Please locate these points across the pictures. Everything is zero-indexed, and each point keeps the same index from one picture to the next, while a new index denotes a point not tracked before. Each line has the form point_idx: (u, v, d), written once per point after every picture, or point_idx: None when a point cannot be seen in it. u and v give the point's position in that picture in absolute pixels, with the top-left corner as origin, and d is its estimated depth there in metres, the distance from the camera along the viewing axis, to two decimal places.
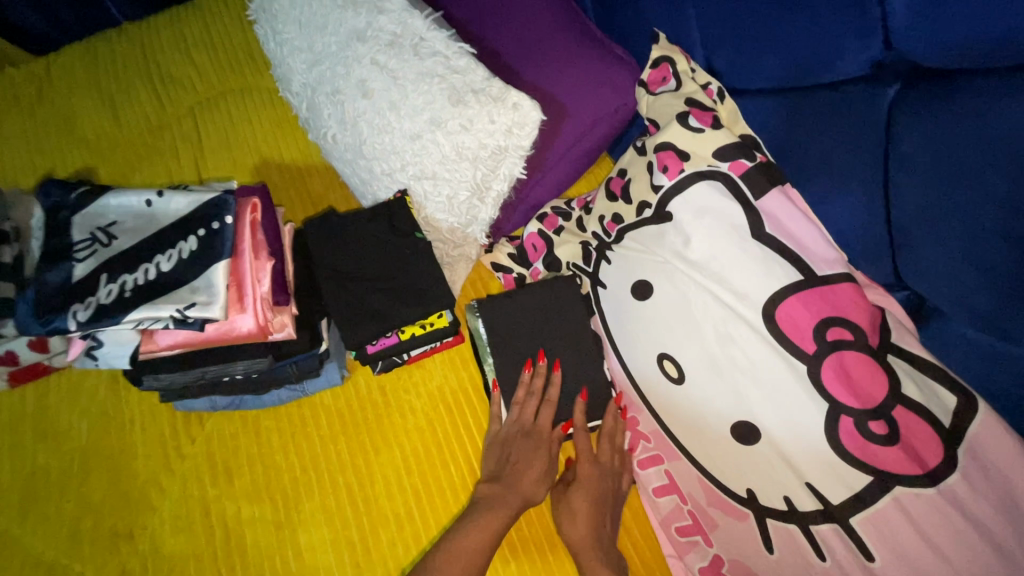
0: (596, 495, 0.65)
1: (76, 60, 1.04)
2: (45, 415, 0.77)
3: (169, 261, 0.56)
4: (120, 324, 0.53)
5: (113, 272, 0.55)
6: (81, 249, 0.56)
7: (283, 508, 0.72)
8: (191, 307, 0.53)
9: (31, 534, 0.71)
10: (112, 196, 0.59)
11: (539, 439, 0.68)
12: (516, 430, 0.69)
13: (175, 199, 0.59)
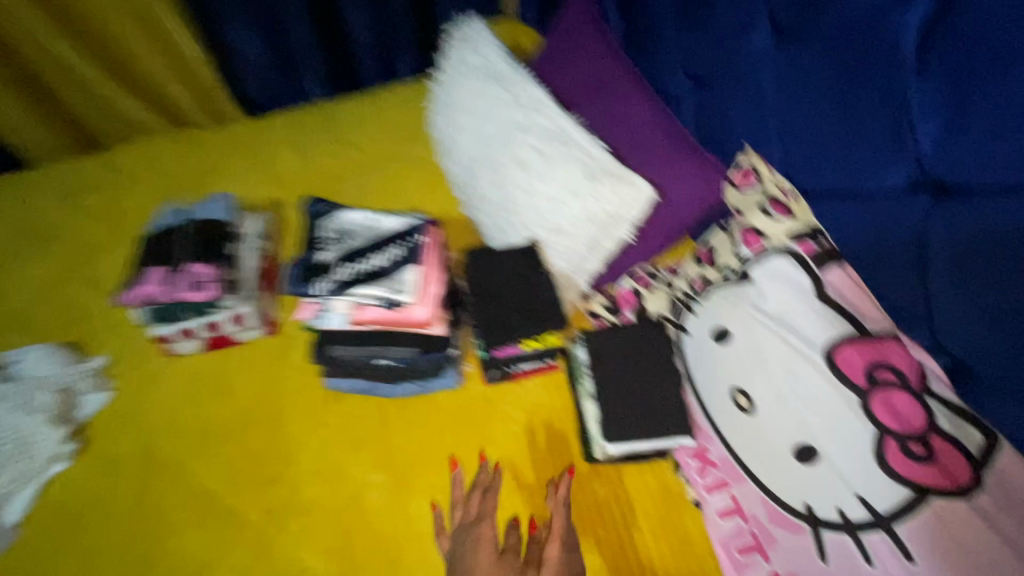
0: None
1: (283, 120, 1.38)
2: (226, 375, 0.97)
3: (383, 258, 0.78)
4: (347, 295, 0.75)
5: (347, 259, 0.78)
6: (327, 242, 0.80)
7: (400, 480, 0.87)
8: (394, 292, 0.75)
9: (201, 466, 0.89)
10: (349, 211, 0.84)
11: (480, 537, 0.78)
12: (461, 533, 0.79)
13: (390, 219, 0.83)
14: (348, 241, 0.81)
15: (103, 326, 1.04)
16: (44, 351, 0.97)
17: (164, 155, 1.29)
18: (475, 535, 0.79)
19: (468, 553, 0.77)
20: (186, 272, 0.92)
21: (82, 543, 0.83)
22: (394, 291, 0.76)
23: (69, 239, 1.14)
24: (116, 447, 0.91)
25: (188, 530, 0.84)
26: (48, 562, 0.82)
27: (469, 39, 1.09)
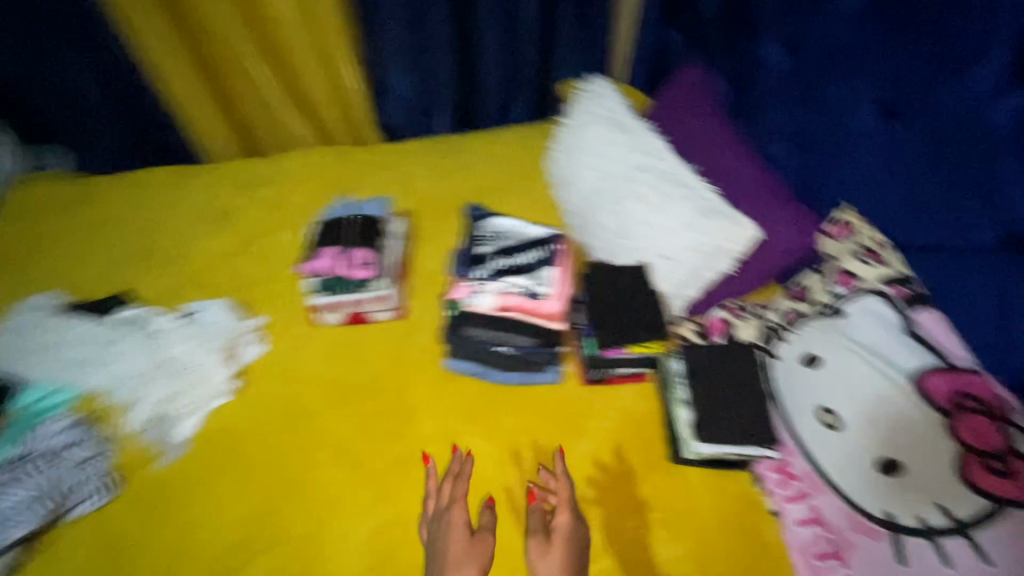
0: (567, 546, 0.85)
1: (418, 149, 1.63)
2: (362, 346, 1.15)
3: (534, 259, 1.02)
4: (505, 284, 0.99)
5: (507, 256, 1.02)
6: None
7: (506, 454, 1.00)
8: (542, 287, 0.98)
9: (339, 417, 1.06)
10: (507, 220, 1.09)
11: (452, 520, 0.89)
12: (435, 521, 0.90)
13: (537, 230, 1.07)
14: None
15: (267, 294, 1.26)
16: (224, 306, 1.19)
17: (322, 166, 1.56)
18: (448, 520, 0.89)
19: (446, 536, 0.87)
20: (354, 253, 1.13)
21: (239, 462, 1.01)
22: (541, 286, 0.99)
23: (248, 225, 1.42)
24: (270, 390, 1.09)
25: (325, 467, 1.00)
26: (212, 473, 1.00)
27: (598, 95, 1.29)
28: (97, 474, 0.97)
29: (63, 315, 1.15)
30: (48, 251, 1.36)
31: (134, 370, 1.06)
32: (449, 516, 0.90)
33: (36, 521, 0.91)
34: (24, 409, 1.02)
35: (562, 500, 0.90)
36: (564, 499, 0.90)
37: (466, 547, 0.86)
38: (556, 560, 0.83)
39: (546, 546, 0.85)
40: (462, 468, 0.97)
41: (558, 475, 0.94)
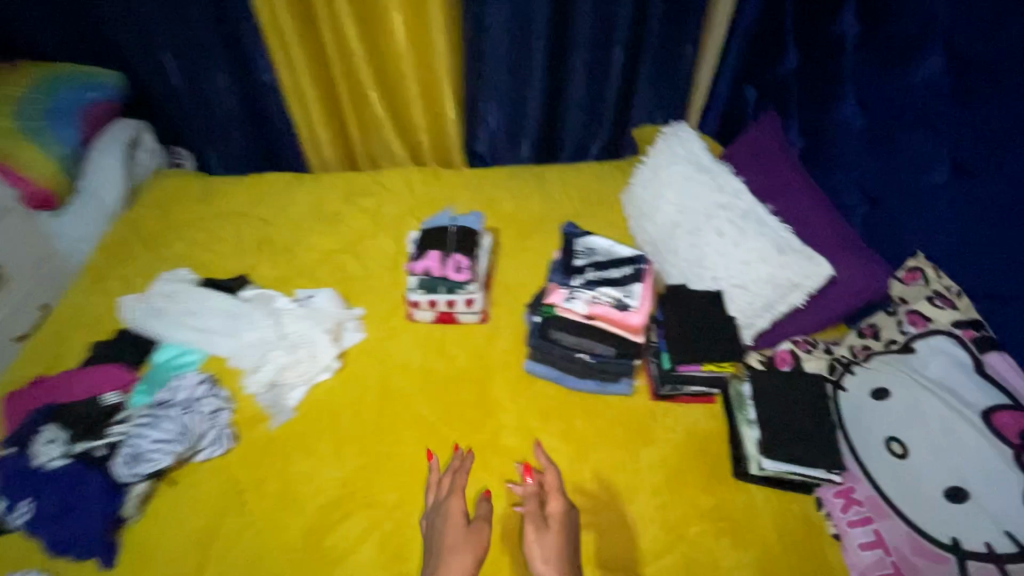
0: (561, 532, 0.88)
1: (502, 174, 1.78)
2: (447, 343, 1.27)
3: (620, 272, 1.10)
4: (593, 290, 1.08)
5: (595, 266, 1.11)
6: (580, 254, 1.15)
7: (576, 452, 1.07)
8: (628, 297, 1.06)
9: (424, 402, 1.16)
10: (594, 236, 1.19)
11: (448, 508, 0.93)
12: (434, 510, 0.95)
13: (622, 247, 1.16)
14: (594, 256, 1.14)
15: (366, 289, 1.40)
16: (331, 295, 1.32)
17: (416, 183, 1.74)
18: (446, 507, 0.93)
19: (442, 520, 0.91)
20: (451, 258, 1.25)
21: (336, 430, 1.11)
22: (627, 296, 1.06)
23: (349, 228, 1.59)
24: (365, 371, 1.22)
25: (408, 443, 1.10)
26: (313, 436, 1.10)
27: (680, 137, 1.40)
28: (220, 424, 1.09)
29: (196, 289, 1.32)
30: (180, 234, 1.56)
31: (255, 342, 1.22)
32: (447, 505, 0.94)
33: (170, 457, 1.03)
34: (159, 364, 1.21)
35: (553, 487, 0.93)
36: (554, 486, 0.93)
37: (464, 532, 0.89)
38: (552, 544, 0.86)
39: (543, 530, 0.88)
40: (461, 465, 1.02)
41: (546, 465, 0.99)
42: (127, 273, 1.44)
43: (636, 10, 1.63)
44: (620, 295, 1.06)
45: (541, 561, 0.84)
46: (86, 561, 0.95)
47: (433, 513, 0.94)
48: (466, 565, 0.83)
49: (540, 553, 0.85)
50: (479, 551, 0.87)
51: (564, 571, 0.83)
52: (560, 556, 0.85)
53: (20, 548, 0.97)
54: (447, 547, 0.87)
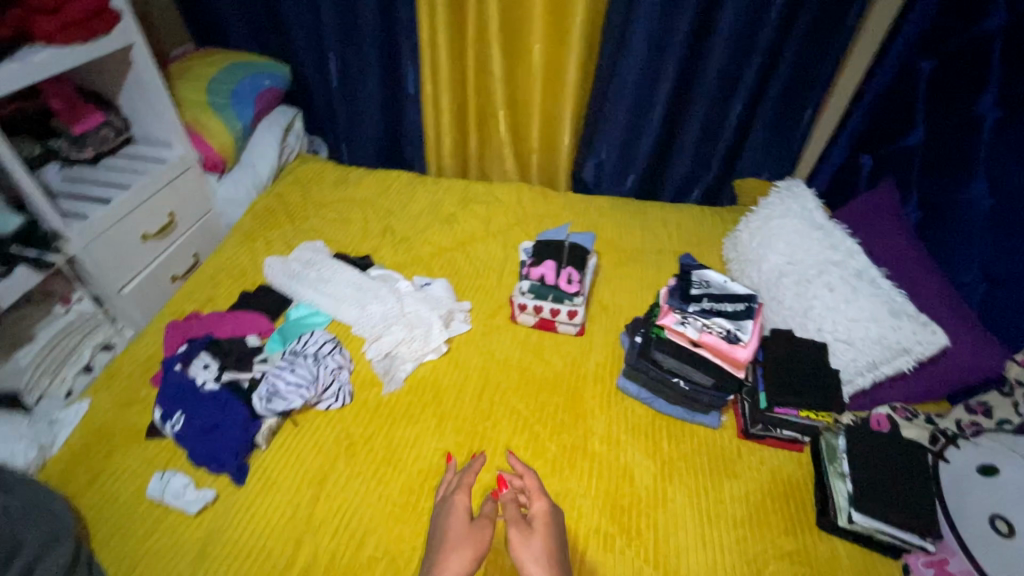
0: (550, 534, 0.83)
1: (606, 203, 1.88)
2: (543, 348, 1.36)
3: (734, 307, 1.16)
4: (706, 319, 1.13)
5: (710, 298, 1.17)
6: (696, 284, 1.21)
7: (661, 469, 1.11)
8: (740, 332, 1.11)
9: (517, 396, 1.24)
10: (709, 270, 1.24)
11: (454, 504, 0.91)
12: (445, 502, 0.94)
13: (735, 285, 1.21)
14: (709, 288, 1.20)
15: (474, 287, 1.52)
16: (444, 285, 1.46)
17: (525, 199, 1.87)
18: (452, 504, 0.91)
19: (447, 514, 0.90)
20: (565, 271, 1.35)
21: (439, 406, 1.21)
22: (739, 331, 1.12)
23: (463, 229, 1.73)
24: (468, 359, 1.32)
25: (500, 430, 1.17)
26: (418, 407, 1.20)
27: (794, 193, 1.46)
28: (341, 381, 1.21)
29: (330, 260, 1.51)
30: (316, 212, 1.75)
31: (377, 314, 1.36)
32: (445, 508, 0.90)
33: (299, 401, 1.14)
34: (290, 319, 1.36)
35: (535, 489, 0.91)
36: (536, 488, 0.91)
37: (466, 530, 0.85)
38: (538, 543, 0.81)
39: (527, 531, 0.83)
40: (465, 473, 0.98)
41: (522, 471, 0.97)
42: (271, 237, 1.64)
43: (762, 70, 1.73)
44: (732, 328, 1.12)
45: (531, 561, 0.78)
46: (219, 476, 1.05)
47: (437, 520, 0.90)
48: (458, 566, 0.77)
49: (527, 553, 0.79)
50: (478, 548, 0.81)
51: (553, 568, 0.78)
52: (548, 554, 0.79)
53: (166, 453, 1.08)
54: (446, 540, 0.85)
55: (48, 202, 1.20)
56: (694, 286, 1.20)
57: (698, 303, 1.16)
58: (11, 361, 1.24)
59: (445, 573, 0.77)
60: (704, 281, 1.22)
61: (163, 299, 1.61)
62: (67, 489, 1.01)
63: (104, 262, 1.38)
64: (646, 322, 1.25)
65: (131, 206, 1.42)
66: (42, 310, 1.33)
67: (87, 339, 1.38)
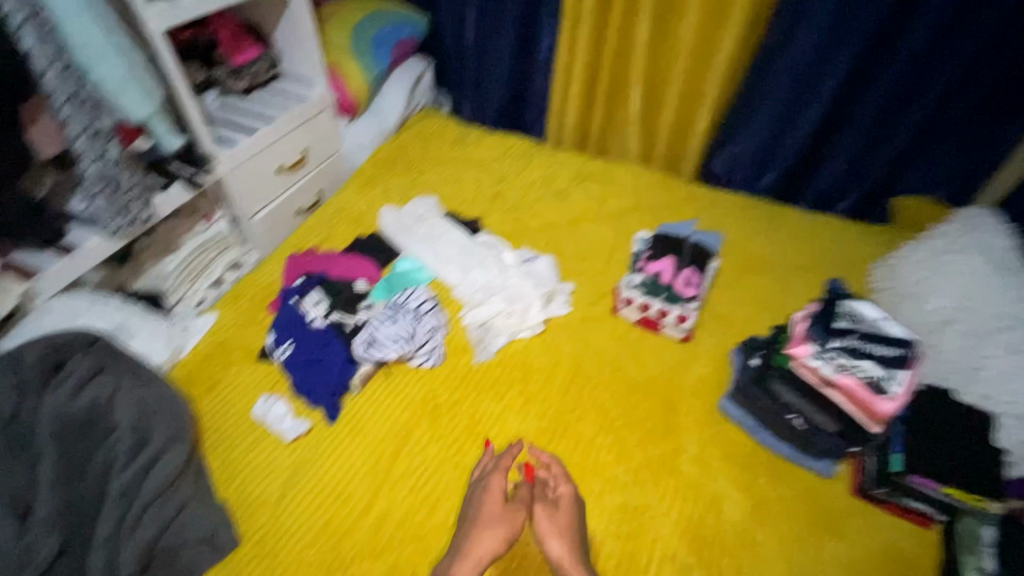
0: (574, 514, 0.95)
1: (736, 200, 1.70)
2: (642, 349, 1.27)
3: (885, 352, 0.98)
4: (850, 359, 0.97)
5: (859, 335, 1.00)
6: (843, 317, 1.04)
7: (755, 510, 1.01)
8: (889, 382, 0.94)
9: (607, 394, 1.18)
10: (863, 301, 1.05)
11: (489, 485, 0.98)
12: (481, 478, 1.01)
13: (893, 325, 1.02)
14: (859, 323, 1.03)
15: (578, 269, 1.45)
16: (549, 262, 1.41)
17: (644, 184, 1.75)
18: (487, 484, 0.98)
19: (479, 493, 0.97)
20: (684, 273, 1.24)
21: (525, 386, 1.18)
22: (888, 381, 0.95)
23: (573, 207, 1.65)
24: (562, 344, 1.27)
25: (584, 425, 1.12)
26: (506, 382, 1.18)
27: (980, 224, 1.22)
28: (436, 341, 1.22)
29: (442, 219, 1.50)
30: (432, 168, 1.75)
31: (479, 281, 1.35)
32: (480, 486, 0.98)
33: (396, 353, 1.17)
34: (397, 271, 1.39)
35: (561, 475, 1.01)
36: (561, 473, 1.01)
37: (499, 511, 0.94)
38: (561, 521, 0.93)
39: (552, 509, 0.95)
40: (499, 459, 1.03)
41: (547, 458, 1.04)
42: (388, 186, 1.67)
43: (968, 69, 1.43)
44: (880, 377, 0.95)
45: (553, 536, 0.90)
46: (314, 409, 1.11)
47: (475, 494, 0.97)
48: (497, 540, 0.90)
49: (550, 528, 0.91)
50: (508, 529, 0.92)
51: (575, 545, 0.90)
52: (570, 531, 0.92)
53: (272, 377, 1.15)
54: (478, 513, 0.94)
55: (207, 130, 1.30)
56: (840, 319, 1.03)
57: (843, 339, 1.00)
58: (159, 266, 1.39)
59: (479, 550, 0.88)
60: (853, 314, 1.04)
61: (286, 230, 1.72)
62: (190, 391, 1.11)
63: (243, 190, 1.48)
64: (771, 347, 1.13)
65: (272, 139, 1.51)
66: (186, 224, 1.46)
67: (221, 257, 1.51)
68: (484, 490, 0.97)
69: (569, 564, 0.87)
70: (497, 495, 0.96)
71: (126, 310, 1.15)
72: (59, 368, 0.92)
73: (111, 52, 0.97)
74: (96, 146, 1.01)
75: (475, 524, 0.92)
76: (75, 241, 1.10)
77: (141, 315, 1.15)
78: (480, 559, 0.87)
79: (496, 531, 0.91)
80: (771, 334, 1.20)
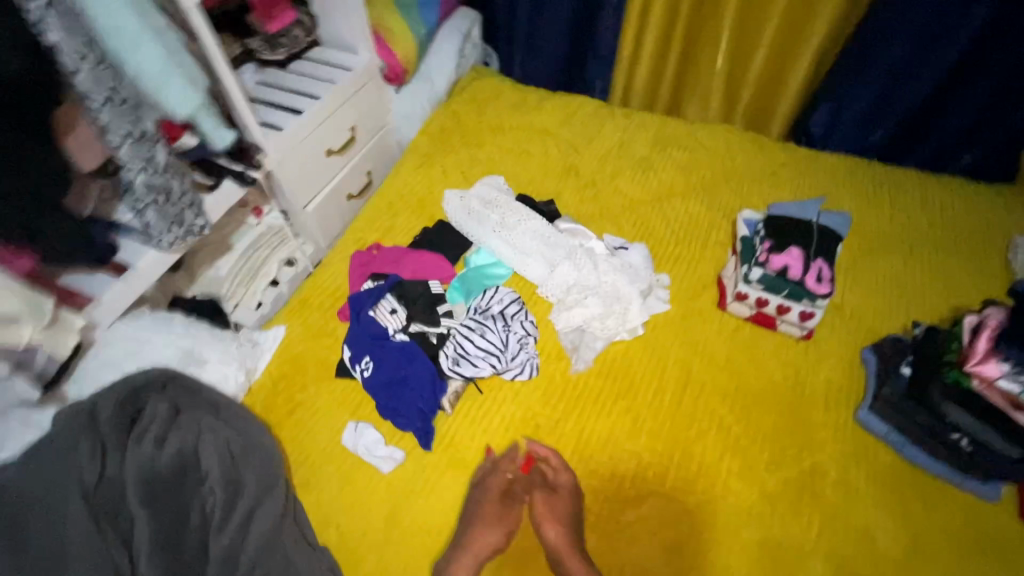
0: (574, 502, 0.93)
1: (839, 164, 1.49)
2: (755, 350, 1.14)
3: None
4: None
5: None
6: None
7: (912, 541, 0.90)
8: None
9: (724, 407, 1.06)
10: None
11: (491, 482, 0.95)
12: (484, 473, 0.97)
13: None
14: None
15: (672, 256, 1.28)
16: (643, 252, 1.25)
17: (733, 149, 1.54)
18: (489, 480, 0.95)
19: (480, 492, 0.94)
20: (813, 267, 1.06)
21: (632, 399, 1.06)
22: None
23: (658, 180, 1.45)
24: (668, 347, 1.14)
25: (703, 443, 1.01)
26: (610, 395, 1.07)
27: None
28: (528, 351, 1.09)
29: (514, 203, 1.32)
30: (493, 139, 1.55)
31: (567, 277, 1.18)
32: (492, 483, 0.95)
33: (489, 370, 1.06)
34: (472, 267, 1.25)
35: (560, 463, 0.97)
36: (559, 462, 0.97)
37: (497, 508, 0.92)
38: (559, 510, 0.92)
39: (550, 497, 0.93)
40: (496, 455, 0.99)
41: (544, 450, 0.98)
42: (446, 163, 1.48)
43: None
44: None
45: (549, 526, 0.89)
46: (404, 434, 1.01)
47: (481, 491, 0.94)
48: (493, 539, 0.88)
49: (548, 517, 0.90)
50: (503, 528, 0.90)
51: (574, 532, 0.88)
52: (569, 518, 0.90)
53: (357, 397, 1.05)
54: (473, 511, 0.91)
55: (251, 112, 1.13)
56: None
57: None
58: (212, 269, 1.29)
59: (473, 546, 0.86)
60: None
61: (341, 222, 1.57)
62: (270, 419, 1.02)
63: (292, 178, 1.32)
64: (938, 361, 0.96)
65: (320, 119, 1.33)
66: (234, 220, 1.33)
67: (274, 254, 1.39)
68: (493, 482, 0.95)
69: (567, 552, 0.85)
70: (495, 491, 0.94)
71: (191, 335, 1.01)
72: (137, 421, 0.84)
73: (154, 43, 0.82)
74: (140, 153, 0.86)
75: (469, 522, 0.89)
76: (128, 259, 0.98)
77: (207, 338, 1.02)
78: (474, 556, 0.85)
79: (493, 528, 0.89)
80: (920, 337, 1.03)
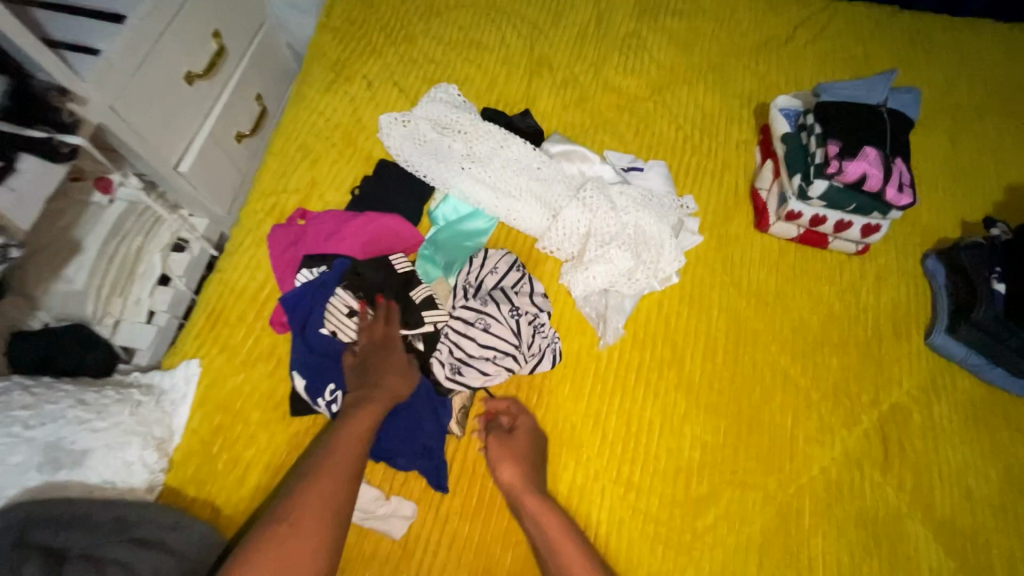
0: (536, 442, 0.77)
1: (864, 16, 1.20)
2: (807, 276, 0.94)
3: None
4: None
5: None
6: None
7: (1005, 476, 0.81)
8: None
9: (785, 357, 0.88)
10: None
11: (386, 340, 0.78)
12: (368, 334, 0.79)
13: None
14: None
15: (692, 168, 1.01)
16: (662, 172, 0.97)
17: (737, 8, 1.20)
18: (380, 339, 0.78)
19: (371, 352, 0.77)
20: (895, 169, 0.84)
21: (681, 366, 0.86)
22: None
23: (654, 64, 1.11)
24: (709, 291, 0.91)
25: (772, 406, 0.84)
26: (654, 367, 0.85)
27: None
28: (549, 334, 0.84)
29: (486, 124, 0.97)
30: (427, 28, 1.11)
31: (576, 224, 0.90)
32: (375, 359, 0.76)
33: (505, 375, 0.80)
34: (441, 227, 0.92)
35: (518, 406, 0.81)
36: (519, 405, 0.81)
37: (393, 360, 0.76)
38: (517, 448, 0.75)
39: (505, 438, 0.76)
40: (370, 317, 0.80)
41: (502, 402, 0.81)
42: (369, 73, 1.05)
43: None
44: None
45: (504, 465, 0.73)
46: (406, 476, 0.77)
47: (359, 372, 0.76)
48: (394, 390, 0.74)
49: (503, 454, 0.74)
50: (400, 383, 0.75)
51: (533, 475, 0.73)
52: (529, 458, 0.75)
53: None
54: (368, 375, 0.75)
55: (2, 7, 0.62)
56: None
57: None
58: (61, 282, 0.86)
59: (369, 403, 0.71)
60: None
61: (238, 175, 1.10)
62: (215, 498, 0.73)
63: (140, 125, 0.85)
64: None
65: (159, 24, 0.84)
66: (74, 200, 0.88)
67: (151, 241, 0.96)
68: (377, 358, 0.77)
69: (525, 492, 0.72)
70: (379, 364, 0.76)
71: (52, 419, 0.65)
72: None
73: None
74: None
75: (350, 407, 0.71)
76: None
77: (82, 419, 0.67)
78: (363, 438, 0.68)
79: (391, 392, 0.73)
80: (1003, 239, 0.90)
